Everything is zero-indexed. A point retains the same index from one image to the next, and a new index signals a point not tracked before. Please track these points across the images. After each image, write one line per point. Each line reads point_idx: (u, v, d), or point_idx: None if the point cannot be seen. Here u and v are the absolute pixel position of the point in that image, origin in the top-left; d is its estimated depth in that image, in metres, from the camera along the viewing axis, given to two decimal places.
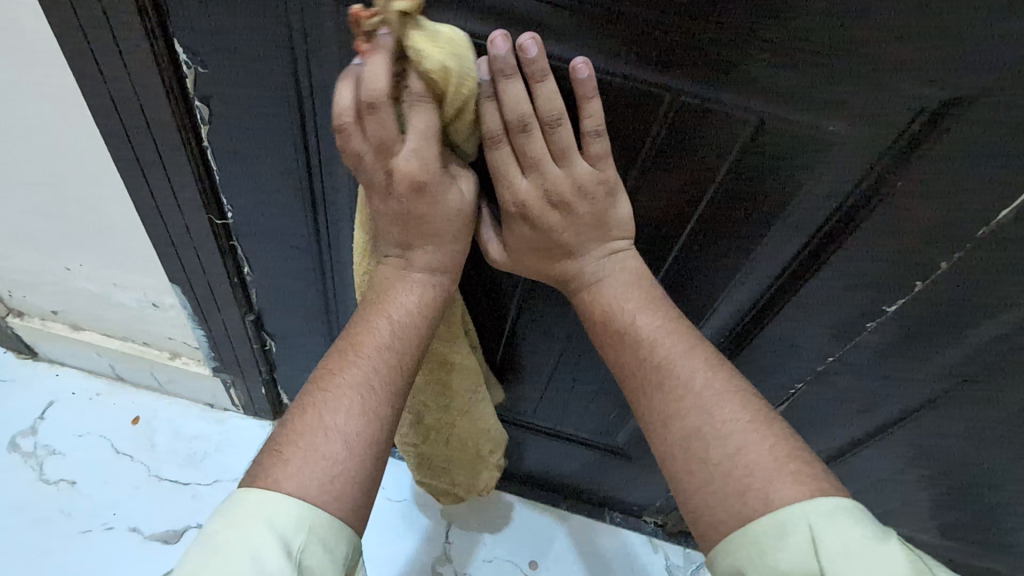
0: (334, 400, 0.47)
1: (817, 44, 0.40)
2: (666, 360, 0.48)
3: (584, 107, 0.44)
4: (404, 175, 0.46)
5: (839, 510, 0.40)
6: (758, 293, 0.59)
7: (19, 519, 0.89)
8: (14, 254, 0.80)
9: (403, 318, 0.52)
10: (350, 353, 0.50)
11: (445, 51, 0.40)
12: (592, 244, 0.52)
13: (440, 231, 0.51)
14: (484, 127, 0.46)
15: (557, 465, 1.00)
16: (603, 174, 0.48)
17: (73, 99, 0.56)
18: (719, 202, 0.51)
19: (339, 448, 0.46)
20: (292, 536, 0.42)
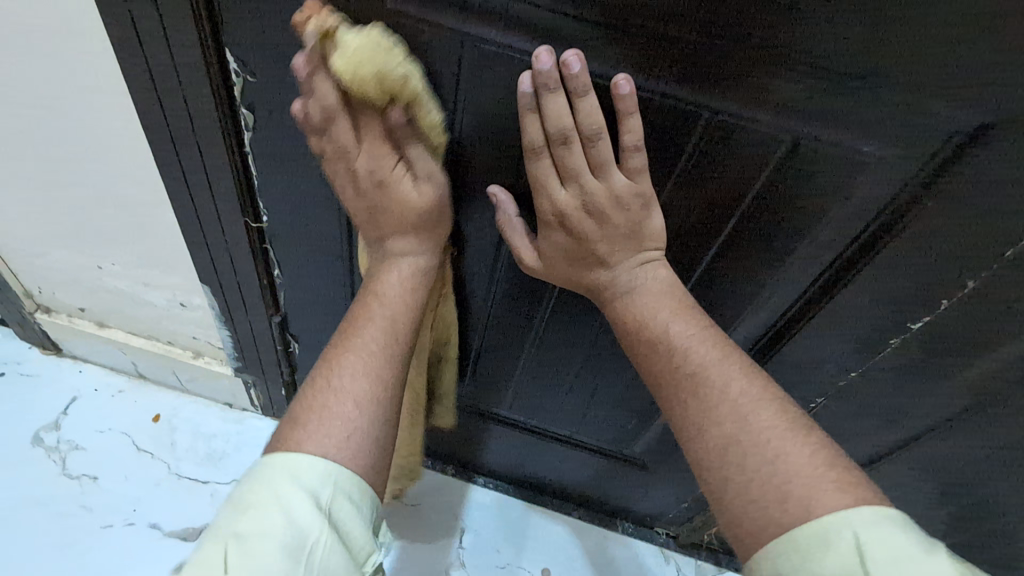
0: (341, 369, 0.53)
1: (855, 69, 0.41)
2: (700, 366, 0.49)
3: (624, 122, 0.46)
4: (365, 173, 0.54)
5: (882, 517, 0.40)
6: (784, 307, 0.60)
7: (41, 512, 0.90)
8: (49, 251, 0.82)
9: (396, 298, 0.58)
10: (350, 330, 0.56)
11: (359, 58, 0.45)
12: (624, 254, 0.54)
13: (400, 224, 0.57)
14: (526, 140, 0.48)
15: (572, 474, 1.01)
16: (640, 187, 0.50)
17: (122, 103, 0.58)
18: (749, 218, 0.52)
19: (350, 407, 0.50)
20: (320, 490, 0.45)
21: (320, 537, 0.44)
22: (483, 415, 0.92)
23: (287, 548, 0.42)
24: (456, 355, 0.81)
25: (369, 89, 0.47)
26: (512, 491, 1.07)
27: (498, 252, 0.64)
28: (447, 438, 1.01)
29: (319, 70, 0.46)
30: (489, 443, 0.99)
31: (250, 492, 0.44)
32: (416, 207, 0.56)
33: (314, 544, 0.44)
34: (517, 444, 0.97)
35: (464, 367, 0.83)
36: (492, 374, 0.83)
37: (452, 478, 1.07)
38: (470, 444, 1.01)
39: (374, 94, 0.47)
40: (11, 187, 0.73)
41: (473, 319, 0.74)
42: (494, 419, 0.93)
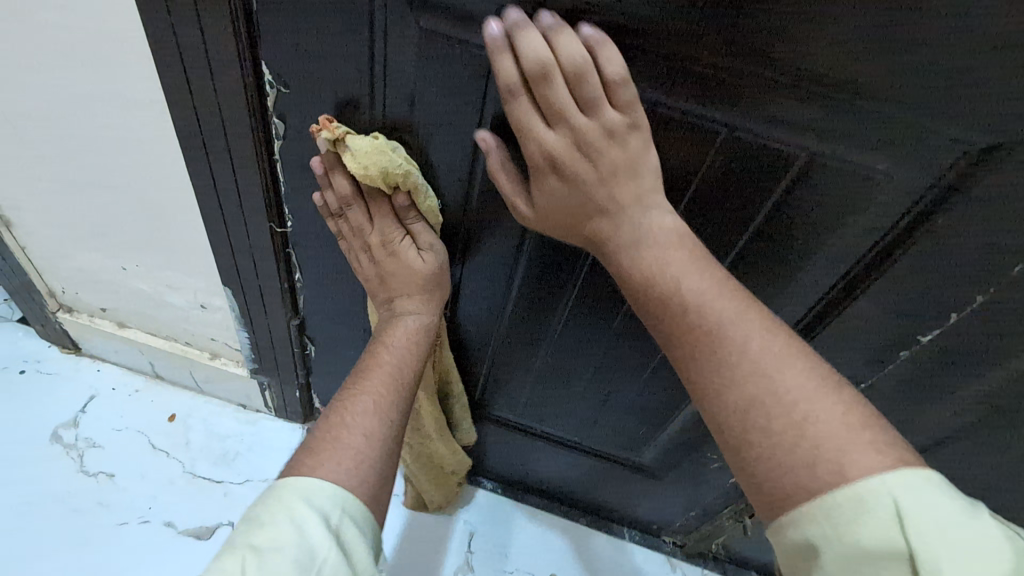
0: (353, 406, 0.59)
1: (870, 90, 0.43)
2: (717, 325, 0.47)
3: (602, 55, 0.44)
4: (376, 243, 0.64)
5: (922, 480, 0.40)
6: (796, 318, 0.61)
7: (58, 509, 0.91)
8: (76, 252, 0.85)
9: (401, 346, 0.66)
10: (361, 374, 0.63)
11: (363, 159, 0.55)
12: (623, 194, 0.50)
13: (405, 286, 0.66)
14: (500, 80, 0.46)
15: (579, 481, 1.02)
16: (633, 119, 0.47)
17: (157, 111, 0.60)
18: (764, 229, 0.54)
19: (360, 438, 0.55)
20: (330, 511, 0.48)
21: (327, 557, 0.45)
22: (494, 420, 0.94)
23: (296, 564, 0.44)
24: (469, 360, 0.83)
25: (374, 181, 0.58)
26: (520, 497, 1.08)
27: (517, 259, 0.65)
28: None
29: (336, 169, 0.59)
30: (499, 448, 1.01)
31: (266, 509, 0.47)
32: (421, 272, 0.65)
33: (321, 563, 0.45)
34: (527, 449, 0.98)
35: (477, 371, 0.84)
36: (505, 379, 0.84)
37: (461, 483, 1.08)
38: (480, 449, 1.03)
39: (379, 184, 0.59)
40: (43, 189, 0.75)
41: (489, 324, 0.75)
42: (505, 424, 0.94)
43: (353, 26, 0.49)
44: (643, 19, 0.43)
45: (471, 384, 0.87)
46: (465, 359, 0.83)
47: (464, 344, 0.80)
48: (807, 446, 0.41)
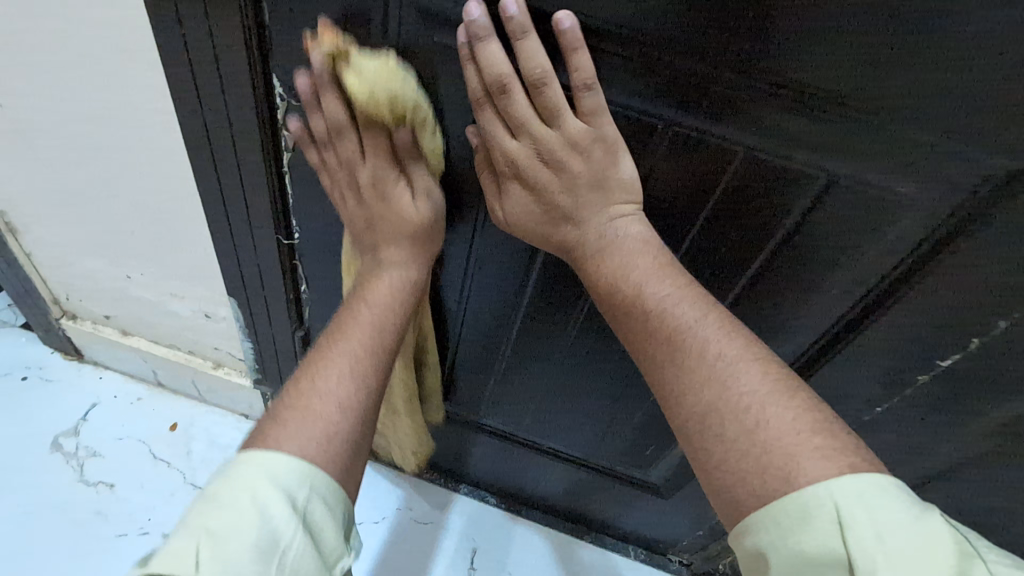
0: (325, 370, 0.51)
1: (893, 110, 0.42)
2: (678, 329, 0.47)
3: (570, 60, 0.43)
4: (367, 185, 0.56)
5: (868, 484, 0.39)
6: (812, 339, 0.60)
7: (57, 518, 0.90)
8: (81, 259, 0.84)
9: (383, 302, 0.57)
10: (336, 331, 0.55)
11: (371, 81, 0.48)
12: (591, 206, 0.51)
13: (395, 235, 0.58)
14: (468, 90, 0.47)
15: (584, 498, 1.00)
16: (598, 130, 0.47)
17: (166, 121, 0.60)
18: (782, 250, 0.53)
19: (333, 409, 0.49)
20: (297, 491, 0.44)
21: (292, 538, 0.44)
22: (499, 435, 0.92)
23: (257, 549, 0.42)
24: (475, 374, 0.81)
25: (377, 109, 0.50)
26: (524, 512, 1.07)
27: (526, 275, 0.64)
28: (462, 457, 1.01)
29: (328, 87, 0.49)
30: (503, 464, 0.99)
31: (226, 486, 0.44)
32: (414, 222, 0.57)
33: (285, 549, 0.43)
34: (532, 465, 0.97)
35: (483, 386, 0.83)
36: (511, 394, 0.83)
37: (465, 498, 1.06)
38: (484, 464, 1.01)
39: (381, 114, 0.50)
40: (50, 197, 0.75)
41: (496, 338, 0.74)
42: (510, 440, 0.93)
43: (366, 39, 0.48)
44: (658, 39, 0.42)
45: (477, 399, 0.86)
46: (472, 374, 0.81)
47: (471, 358, 0.79)
48: (791, 459, 0.41)
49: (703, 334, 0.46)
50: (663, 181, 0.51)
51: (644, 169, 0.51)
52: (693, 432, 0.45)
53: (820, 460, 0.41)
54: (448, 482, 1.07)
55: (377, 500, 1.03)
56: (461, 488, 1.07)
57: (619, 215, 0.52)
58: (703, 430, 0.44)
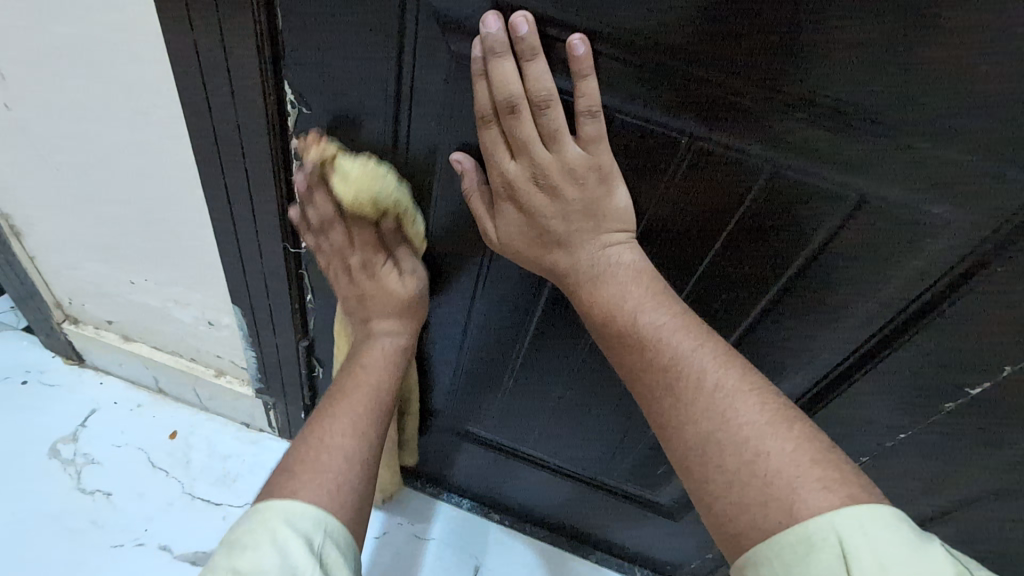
0: (330, 430, 0.58)
1: (929, 130, 0.40)
2: (674, 360, 0.46)
3: (579, 85, 0.42)
4: (357, 264, 0.63)
5: (867, 515, 0.39)
6: (834, 363, 0.58)
7: (53, 528, 0.88)
8: (84, 263, 0.83)
9: (378, 367, 0.65)
10: (337, 394, 0.62)
11: (355, 183, 0.55)
12: (583, 234, 0.50)
13: (384, 308, 0.64)
14: (476, 106, 0.45)
15: (590, 518, 0.98)
16: (596, 159, 0.46)
17: (174, 126, 0.58)
18: (805, 272, 0.51)
19: (340, 461, 0.56)
20: (312, 534, 0.49)
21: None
22: (505, 450, 0.90)
23: None
24: (482, 390, 0.80)
25: (364, 204, 0.57)
26: (528, 530, 1.04)
27: (537, 290, 0.63)
28: (466, 472, 0.99)
29: (320, 186, 0.57)
30: (507, 480, 0.97)
31: (249, 533, 0.48)
32: (402, 298, 0.63)
33: None
34: (538, 483, 0.94)
35: (490, 402, 0.82)
36: (520, 410, 0.81)
37: (469, 513, 1.03)
38: (488, 480, 0.99)
39: (369, 207, 0.58)
40: (55, 201, 0.74)
41: (505, 353, 0.72)
42: (516, 455, 0.90)
43: (379, 51, 0.47)
44: (684, 54, 0.41)
45: (484, 415, 0.84)
46: (479, 388, 0.80)
47: (478, 374, 0.77)
48: (793, 491, 0.40)
49: (699, 363, 0.46)
50: (682, 204, 0.50)
51: (655, 197, 0.50)
52: (709, 461, 0.43)
53: (840, 495, 0.39)
54: (451, 496, 1.05)
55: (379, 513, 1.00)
56: (464, 503, 1.04)
57: (614, 243, 0.50)
58: (715, 459, 0.43)
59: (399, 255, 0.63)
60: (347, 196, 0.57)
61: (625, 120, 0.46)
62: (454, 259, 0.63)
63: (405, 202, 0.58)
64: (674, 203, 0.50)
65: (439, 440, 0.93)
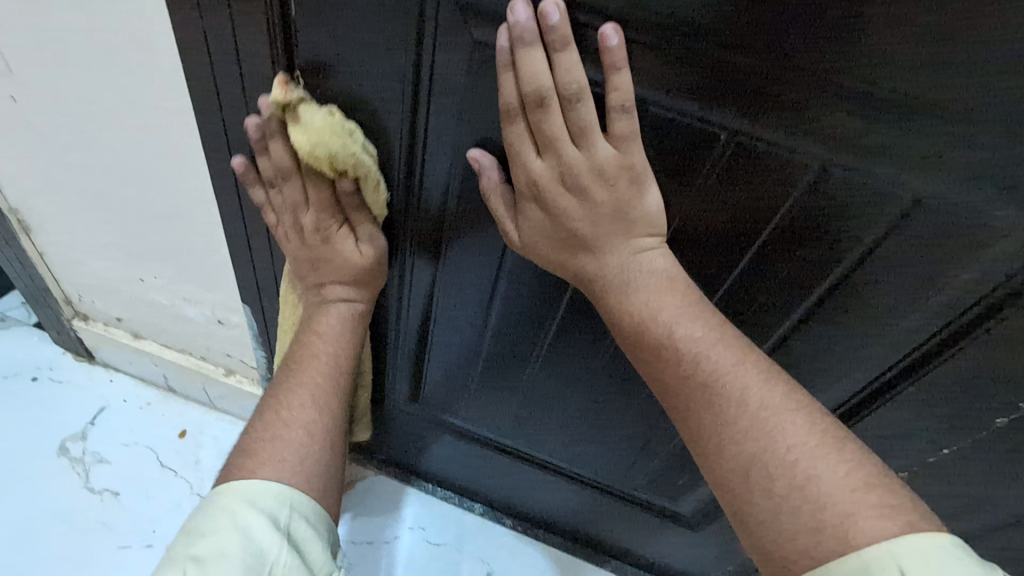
0: (288, 403, 0.60)
1: (997, 125, 0.37)
2: (715, 376, 0.43)
3: (611, 79, 0.39)
4: (311, 226, 0.58)
5: (921, 540, 0.36)
6: (875, 373, 0.55)
7: (60, 528, 0.87)
8: (93, 260, 0.81)
9: (331, 336, 0.63)
10: (293, 366, 0.62)
11: (312, 134, 0.48)
12: (612, 238, 0.47)
13: (339, 275, 0.60)
14: (500, 99, 0.42)
15: (606, 525, 0.95)
16: (627, 158, 0.43)
17: (183, 120, 0.56)
18: (847, 278, 0.48)
19: (302, 434, 0.59)
20: (279, 513, 0.52)
21: (277, 553, 0.51)
22: (520, 454, 0.87)
23: (245, 564, 0.49)
24: (499, 393, 0.77)
25: (319, 162, 0.51)
26: (542, 537, 1.01)
27: (558, 292, 0.60)
28: (479, 477, 0.96)
29: (278, 135, 0.51)
30: (521, 486, 0.94)
31: (210, 516, 0.51)
32: (356, 265, 0.59)
33: (271, 561, 0.50)
34: (553, 489, 0.92)
35: (506, 406, 0.79)
36: (538, 415, 0.78)
37: (481, 518, 1.01)
38: (501, 485, 0.96)
39: (325, 167, 0.51)
40: (64, 196, 0.72)
41: (523, 356, 0.70)
42: (531, 460, 0.88)
43: (398, 44, 0.44)
44: (727, 43, 0.37)
45: (499, 419, 0.82)
46: (496, 392, 0.77)
47: (493, 376, 0.75)
48: (849, 518, 0.37)
49: (742, 380, 0.43)
50: (718, 205, 0.47)
51: (685, 198, 0.47)
52: (754, 483, 0.40)
53: (902, 524, 0.37)
54: (463, 501, 1.02)
55: (390, 519, 0.98)
56: (476, 508, 1.02)
57: (645, 249, 0.47)
58: (761, 482, 0.40)
59: (356, 220, 0.58)
60: (302, 151, 0.50)
61: (659, 114, 0.43)
62: (471, 261, 0.60)
63: (366, 164, 0.52)
64: (706, 204, 0.47)
65: (451, 444, 0.91)
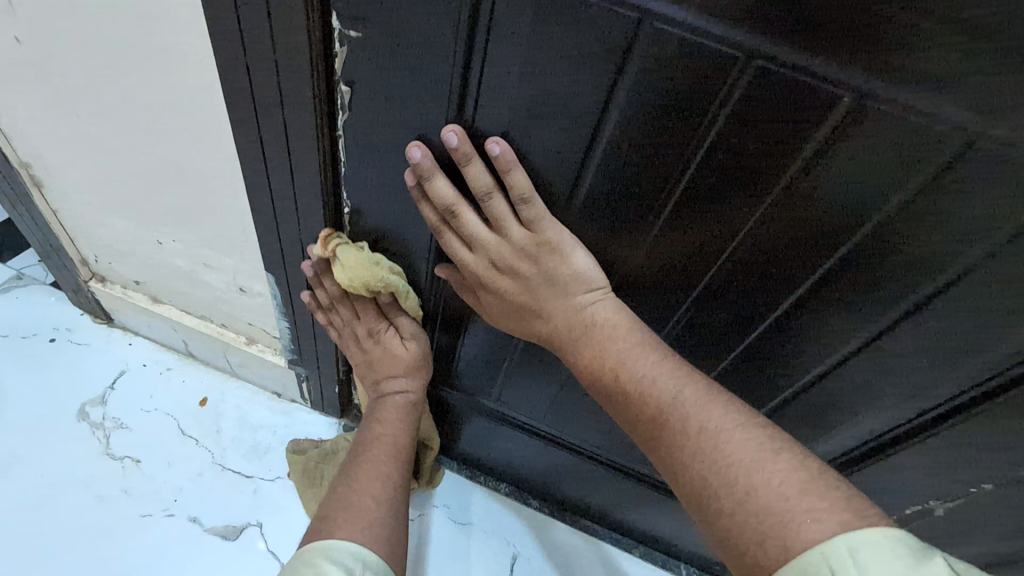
0: (357, 477, 0.67)
1: None
2: (660, 411, 0.47)
3: (508, 178, 0.45)
4: (364, 333, 0.71)
5: (837, 543, 0.36)
6: (973, 380, 0.50)
7: (80, 493, 0.85)
8: (110, 220, 0.77)
9: (390, 419, 0.73)
10: (359, 451, 0.71)
11: (351, 273, 0.60)
12: (554, 301, 0.53)
13: (393, 369, 0.72)
14: (428, 217, 0.51)
15: (636, 513, 0.91)
16: (539, 234, 0.49)
17: (202, 70, 0.49)
18: (968, 271, 0.42)
19: (369, 500, 0.63)
20: (353, 567, 0.53)
21: None
22: (554, 441, 0.84)
23: None
24: (537, 376, 0.72)
25: (361, 287, 0.62)
26: (569, 520, 0.98)
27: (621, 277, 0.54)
28: (508, 459, 0.93)
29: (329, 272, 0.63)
30: (551, 469, 0.91)
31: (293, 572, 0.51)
32: (404, 358, 0.71)
33: None
34: (586, 475, 0.88)
35: (544, 391, 0.75)
36: (580, 403, 0.74)
37: (507, 499, 0.98)
38: (531, 468, 0.93)
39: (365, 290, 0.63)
40: (77, 151, 0.67)
41: None
42: (565, 446, 0.84)
43: None
44: None
45: (536, 404, 0.78)
46: (536, 375, 0.72)
47: (532, 360, 0.70)
48: None
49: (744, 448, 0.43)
50: (821, 188, 0.40)
51: (769, 195, 0.42)
52: None
53: None
54: (488, 480, 0.99)
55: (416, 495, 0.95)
56: (501, 487, 0.99)
57: (586, 304, 0.52)
58: None
59: (400, 322, 0.70)
60: (346, 283, 0.62)
61: (771, 74, 0.35)
62: None
63: (395, 281, 0.63)
64: (794, 199, 0.42)
65: (482, 426, 0.87)
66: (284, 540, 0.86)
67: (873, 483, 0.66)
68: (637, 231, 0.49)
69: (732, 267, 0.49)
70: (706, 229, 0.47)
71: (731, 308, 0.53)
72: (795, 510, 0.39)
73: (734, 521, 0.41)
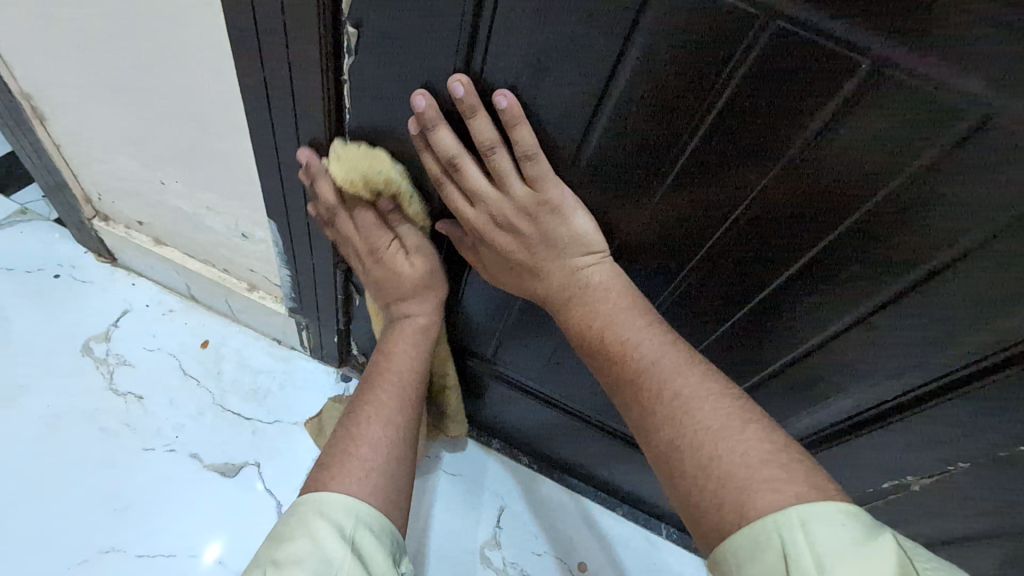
0: (359, 422, 0.60)
1: None
2: (640, 372, 0.48)
3: (514, 133, 0.45)
4: (366, 249, 0.62)
5: (789, 513, 0.38)
6: (962, 359, 0.50)
7: (84, 425, 0.88)
8: (113, 158, 0.76)
9: (396, 355, 0.66)
10: (365, 391, 0.64)
11: (346, 164, 0.54)
12: (551, 261, 0.53)
13: (401, 290, 0.65)
14: (430, 169, 0.50)
15: (622, 474, 0.94)
16: (541, 192, 0.48)
17: (206, 7, 0.48)
18: (969, 249, 0.42)
19: (367, 451, 0.57)
20: (344, 522, 0.50)
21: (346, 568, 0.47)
22: (545, 398, 0.85)
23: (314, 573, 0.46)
24: (532, 335, 0.73)
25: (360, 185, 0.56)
26: (556, 477, 1.02)
27: (619, 241, 0.54)
28: (500, 415, 0.96)
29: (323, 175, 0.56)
30: (541, 426, 0.92)
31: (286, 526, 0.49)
32: (412, 276, 0.64)
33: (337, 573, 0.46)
34: (574, 433, 0.90)
35: (539, 349, 0.75)
36: (574, 364, 0.75)
37: (497, 454, 1.01)
38: (523, 424, 0.95)
39: (364, 190, 0.57)
40: (78, 84, 0.65)
41: None
42: (555, 404, 0.85)
43: None
44: None
45: (531, 363, 0.79)
46: (532, 333, 0.73)
47: (529, 319, 0.71)
48: None
49: (726, 416, 0.44)
50: (830, 155, 0.40)
51: (778, 160, 0.42)
52: None
53: None
54: (482, 435, 1.02)
55: None
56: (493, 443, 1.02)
57: (582, 267, 0.52)
58: None
59: (405, 236, 0.62)
60: (343, 181, 0.55)
61: (788, 35, 0.34)
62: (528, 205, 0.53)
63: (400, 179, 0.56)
64: (806, 164, 0.41)
65: (479, 382, 0.89)
66: (281, 480, 0.89)
67: (853, 457, 0.68)
68: (639, 195, 0.49)
69: (735, 234, 0.49)
70: (710, 194, 0.46)
71: (733, 274, 0.53)
72: (754, 477, 0.40)
73: (697, 482, 0.42)
